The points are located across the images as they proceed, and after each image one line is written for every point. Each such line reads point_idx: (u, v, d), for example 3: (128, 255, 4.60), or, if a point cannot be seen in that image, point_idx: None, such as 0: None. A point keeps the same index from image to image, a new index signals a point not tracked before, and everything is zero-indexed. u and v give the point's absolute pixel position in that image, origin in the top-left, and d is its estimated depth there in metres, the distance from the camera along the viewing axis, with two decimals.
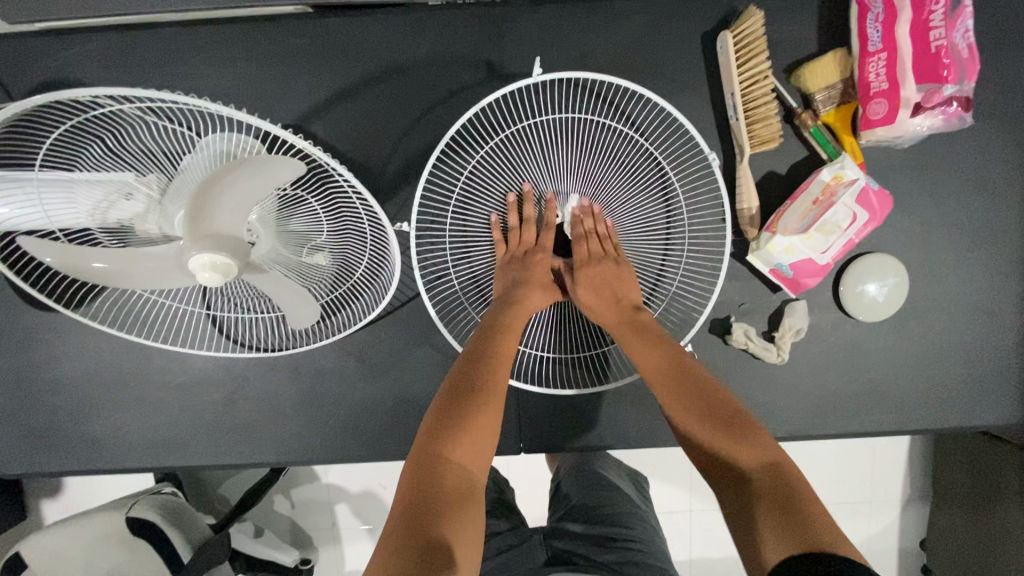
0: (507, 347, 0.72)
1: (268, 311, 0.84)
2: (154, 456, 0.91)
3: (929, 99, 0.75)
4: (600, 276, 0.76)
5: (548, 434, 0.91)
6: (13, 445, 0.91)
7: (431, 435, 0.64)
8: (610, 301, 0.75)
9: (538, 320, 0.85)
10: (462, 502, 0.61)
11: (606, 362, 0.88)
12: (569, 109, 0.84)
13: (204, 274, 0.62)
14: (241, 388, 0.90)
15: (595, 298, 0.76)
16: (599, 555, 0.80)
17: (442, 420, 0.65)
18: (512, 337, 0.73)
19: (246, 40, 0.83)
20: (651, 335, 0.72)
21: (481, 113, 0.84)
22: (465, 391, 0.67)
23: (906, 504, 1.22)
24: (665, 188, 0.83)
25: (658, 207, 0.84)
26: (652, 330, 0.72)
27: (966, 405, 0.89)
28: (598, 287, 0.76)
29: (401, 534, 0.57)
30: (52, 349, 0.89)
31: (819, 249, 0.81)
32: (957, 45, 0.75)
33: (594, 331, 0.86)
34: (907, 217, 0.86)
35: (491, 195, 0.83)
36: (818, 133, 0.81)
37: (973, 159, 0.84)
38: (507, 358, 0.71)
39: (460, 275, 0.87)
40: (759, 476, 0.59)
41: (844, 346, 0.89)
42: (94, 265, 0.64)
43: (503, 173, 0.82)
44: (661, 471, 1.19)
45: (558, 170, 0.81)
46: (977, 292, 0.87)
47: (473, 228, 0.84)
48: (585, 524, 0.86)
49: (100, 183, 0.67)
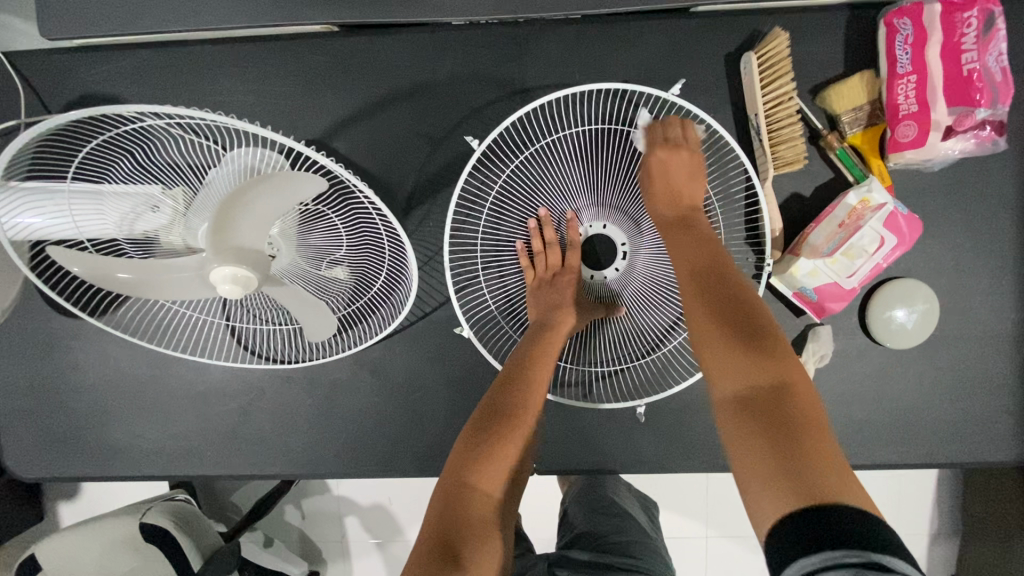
0: (542, 373, 0.71)
1: (285, 323, 0.85)
2: (169, 465, 0.92)
3: (961, 122, 0.73)
4: (674, 165, 0.71)
5: (564, 454, 0.89)
6: (32, 450, 0.92)
7: (460, 461, 0.64)
8: (671, 198, 0.71)
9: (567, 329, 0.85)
10: (485, 533, 0.60)
11: (619, 381, 0.87)
12: (611, 118, 0.84)
13: (225, 286, 0.65)
14: (256, 399, 0.90)
15: (661, 190, 0.72)
16: None
17: (472, 446, 0.64)
18: (547, 361, 0.73)
19: (275, 58, 0.85)
20: (694, 238, 0.67)
21: (522, 117, 0.84)
22: (499, 414, 0.67)
23: (933, 537, 1.18)
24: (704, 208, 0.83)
25: None
26: (699, 234, 0.67)
27: (1000, 439, 0.86)
28: (669, 172, 0.71)
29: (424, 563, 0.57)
30: (74, 355, 0.90)
31: (844, 272, 0.79)
32: (990, 68, 0.72)
33: (625, 346, 0.85)
34: (938, 241, 0.84)
35: (528, 201, 0.84)
36: (845, 154, 0.80)
37: (1010, 183, 0.82)
38: (541, 386, 0.71)
39: (490, 281, 0.87)
40: (764, 396, 0.54)
41: (870, 373, 0.86)
42: (118, 275, 0.66)
43: (538, 184, 0.83)
44: (676, 496, 1.16)
45: (597, 179, 0.81)
46: (1011, 321, 0.84)
47: (505, 230, 0.85)
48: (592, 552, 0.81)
49: (128, 196, 0.69)
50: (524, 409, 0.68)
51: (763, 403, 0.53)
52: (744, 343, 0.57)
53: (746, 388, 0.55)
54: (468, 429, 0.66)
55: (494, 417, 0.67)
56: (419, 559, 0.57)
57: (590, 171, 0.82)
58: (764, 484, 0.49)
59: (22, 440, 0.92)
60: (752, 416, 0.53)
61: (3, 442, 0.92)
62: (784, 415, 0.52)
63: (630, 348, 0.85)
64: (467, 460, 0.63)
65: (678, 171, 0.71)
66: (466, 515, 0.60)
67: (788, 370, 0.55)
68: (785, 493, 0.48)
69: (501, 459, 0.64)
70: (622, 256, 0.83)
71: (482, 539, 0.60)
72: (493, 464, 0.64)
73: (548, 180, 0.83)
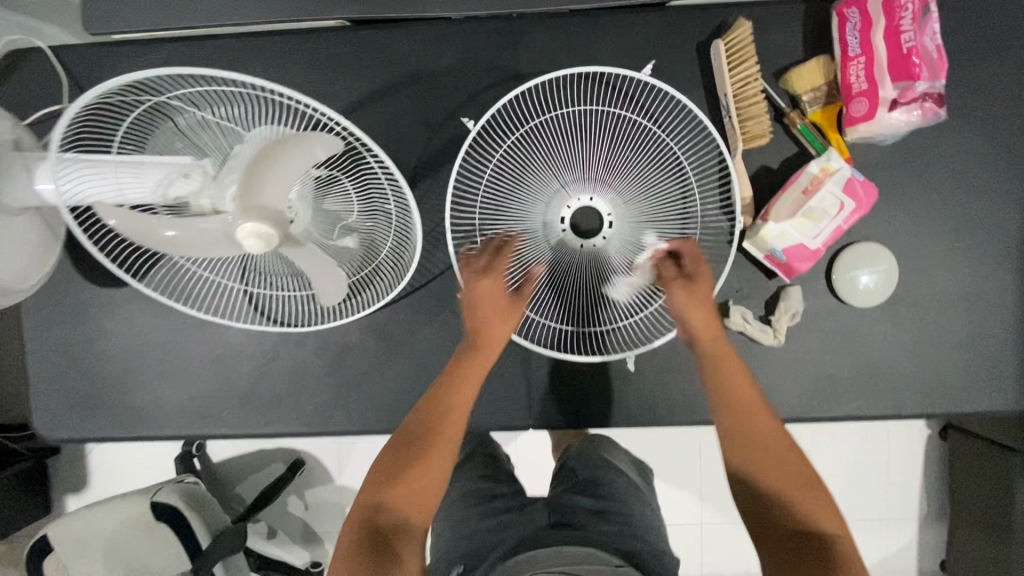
0: (465, 391, 0.81)
1: (299, 290, 0.92)
2: (188, 426, 0.98)
3: (904, 95, 0.82)
4: (702, 295, 0.83)
5: (558, 410, 0.95)
6: (58, 412, 0.98)
7: (382, 467, 0.77)
8: (705, 324, 0.83)
9: (558, 292, 0.91)
10: (403, 531, 0.72)
11: (610, 341, 0.94)
12: (594, 101, 0.94)
13: (249, 241, 0.72)
14: (271, 361, 0.97)
15: (695, 314, 0.82)
16: (603, 524, 0.79)
17: (397, 452, 0.78)
18: (473, 380, 0.82)
19: (293, 50, 0.94)
20: (735, 378, 0.81)
21: (512, 100, 0.94)
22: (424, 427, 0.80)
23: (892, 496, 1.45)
24: (682, 180, 0.91)
25: (674, 190, 0.90)
26: (736, 372, 0.82)
27: (955, 390, 0.95)
28: (700, 300, 0.83)
29: (354, 540, 0.70)
30: (102, 322, 0.97)
31: (810, 234, 0.87)
32: (926, 47, 0.81)
33: (615, 307, 0.92)
34: (895, 209, 0.92)
35: (521, 175, 0.90)
36: (806, 130, 0.89)
37: (957, 155, 0.91)
38: (464, 403, 0.81)
39: None
40: (813, 532, 0.70)
41: (837, 331, 0.94)
42: (164, 232, 0.75)
43: (530, 158, 0.90)
44: (669, 463, 1.27)
45: (583, 155, 0.89)
46: (962, 282, 0.93)
47: (501, 197, 0.90)
48: (592, 497, 0.86)
49: (165, 165, 0.77)
50: (443, 423, 0.79)
51: (812, 539, 0.70)
52: (794, 487, 0.74)
53: (802, 526, 0.71)
54: (395, 441, 0.79)
55: (419, 430, 0.80)
56: (354, 534, 0.72)
57: (577, 147, 0.89)
58: None
59: (50, 402, 0.98)
60: (804, 543, 0.70)
61: (32, 405, 0.99)
62: (828, 546, 0.69)
63: (619, 309, 0.92)
64: (388, 468, 0.77)
65: (705, 298, 0.83)
66: (384, 522, 0.72)
67: (829, 516, 0.72)
68: None
69: (423, 466, 0.77)
70: (608, 224, 0.88)
71: (400, 530, 0.72)
72: (413, 469, 0.76)
73: (538, 157, 0.90)
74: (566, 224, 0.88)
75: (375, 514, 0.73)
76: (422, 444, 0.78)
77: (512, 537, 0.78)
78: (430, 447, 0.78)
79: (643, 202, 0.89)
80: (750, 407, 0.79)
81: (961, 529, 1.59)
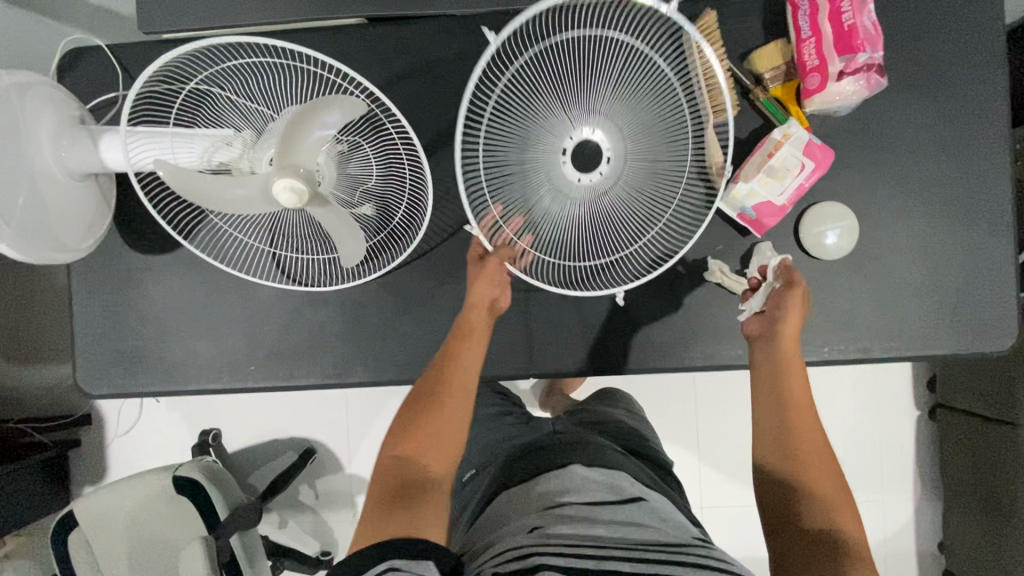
0: (466, 361, 0.93)
1: (324, 253, 1.03)
2: (220, 378, 1.08)
3: (849, 66, 0.94)
4: (794, 308, 0.91)
5: (557, 357, 1.07)
6: (102, 368, 1.08)
7: (397, 435, 0.86)
8: (792, 335, 0.91)
9: (555, 229, 0.97)
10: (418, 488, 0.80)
11: (598, 276, 1.03)
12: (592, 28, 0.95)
13: (285, 195, 0.83)
14: (296, 319, 1.07)
15: (787, 323, 0.91)
16: (597, 429, 1.06)
17: (408, 419, 0.87)
18: (468, 345, 0.94)
19: (319, 43, 1.07)
20: (801, 389, 0.89)
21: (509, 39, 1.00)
22: (429, 394, 0.90)
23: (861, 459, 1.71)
24: (681, 110, 0.93)
25: (675, 118, 0.93)
26: (801, 386, 0.89)
27: (916, 335, 1.04)
28: (791, 311, 0.91)
29: (380, 494, 0.79)
30: (144, 285, 1.08)
31: (776, 192, 0.98)
32: (865, 24, 0.94)
33: (607, 244, 0.99)
34: (853, 172, 1.04)
35: (521, 104, 0.94)
36: (768, 103, 1.01)
37: (905, 124, 1.03)
38: (466, 370, 0.92)
39: (489, 178, 0.94)
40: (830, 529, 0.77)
41: (807, 282, 1.05)
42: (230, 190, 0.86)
43: (530, 88, 0.94)
44: (671, 418, 1.58)
45: (588, 94, 0.93)
46: (918, 236, 1.04)
47: (503, 127, 0.93)
48: (592, 417, 1.11)
49: (211, 134, 0.90)
50: (443, 390, 0.90)
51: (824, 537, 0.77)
52: (824, 491, 0.80)
53: (819, 522, 0.78)
54: (404, 411, 0.89)
55: (423, 397, 0.90)
56: (378, 488, 0.80)
57: (581, 86, 0.93)
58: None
59: (95, 359, 1.08)
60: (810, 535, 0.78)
61: (79, 362, 1.08)
62: (834, 541, 0.76)
63: (611, 245, 0.99)
64: (401, 435, 0.86)
65: (797, 315, 0.91)
66: (407, 478, 0.81)
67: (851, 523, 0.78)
68: None
69: (430, 427, 0.86)
70: (607, 160, 0.93)
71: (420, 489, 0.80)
72: (423, 433, 0.86)
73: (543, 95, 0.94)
74: (567, 156, 0.93)
75: (399, 470, 0.82)
76: (426, 408, 0.88)
77: (525, 436, 1.03)
78: (438, 408, 0.88)
79: (643, 140, 0.93)
80: (787, 411, 0.87)
81: (957, 509, 1.61)
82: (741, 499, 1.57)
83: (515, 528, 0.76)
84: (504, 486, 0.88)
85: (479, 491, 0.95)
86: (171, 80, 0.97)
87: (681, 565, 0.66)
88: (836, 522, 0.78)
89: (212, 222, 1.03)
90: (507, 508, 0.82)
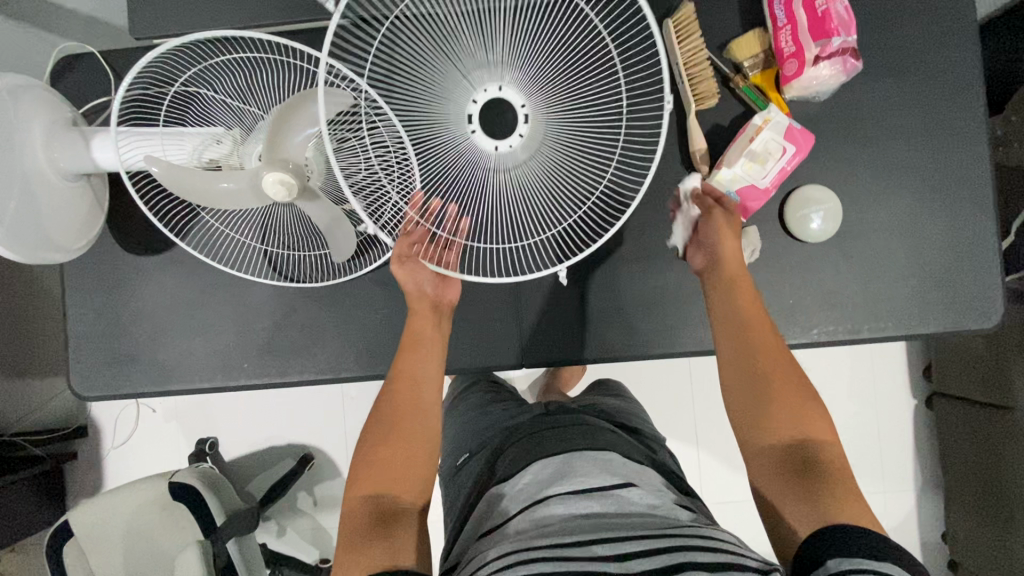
0: (424, 371, 0.94)
1: (316, 249, 1.04)
2: (214, 377, 1.08)
3: (824, 51, 0.96)
4: (727, 228, 0.95)
5: (549, 346, 1.08)
6: (96, 370, 1.09)
7: (364, 462, 0.86)
8: (731, 248, 0.94)
9: (474, 206, 0.94)
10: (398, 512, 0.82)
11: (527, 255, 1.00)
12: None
13: (274, 188, 0.84)
14: (288, 315, 1.08)
15: (724, 240, 0.94)
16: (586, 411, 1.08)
17: (373, 443, 0.87)
18: (423, 355, 0.95)
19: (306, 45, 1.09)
20: (748, 302, 0.91)
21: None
22: (389, 413, 0.89)
23: (860, 448, 1.71)
24: (600, 73, 0.91)
25: (587, 81, 0.91)
26: (748, 300, 0.91)
27: (904, 314, 1.05)
28: (723, 231, 0.94)
29: (364, 524, 0.80)
30: (138, 286, 1.09)
31: (759, 175, 1.00)
32: (838, 10, 0.96)
33: (539, 223, 0.96)
34: (834, 155, 1.05)
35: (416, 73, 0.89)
36: (749, 90, 1.04)
37: (883, 107, 1.05)
38: (425, 380, 0.94)
39: (379, 158, 0.93)
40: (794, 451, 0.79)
41: (794, 264, 1.06)
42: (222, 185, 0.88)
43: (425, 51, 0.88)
44: (669, 410, 1.58)
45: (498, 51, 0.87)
46: (901, 217, 1.05)
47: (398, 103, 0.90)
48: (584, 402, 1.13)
49: (201, 132, 0.91)
50: (403, 406, 0.90)
51: (793, 461, 0.79)
52: (786, 413, 0.82)
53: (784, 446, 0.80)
54: (365, 437, 0.88)
55: (384, 419, 0.89)
56: (359, 520, 0.80)
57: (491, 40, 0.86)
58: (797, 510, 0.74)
59: (89, 362, 1.09)
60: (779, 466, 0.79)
61: (72, 365, 1.09)
62: (802, 463, 0.78)
63: (547, 222, 0.95)
64: (370, 461, 0.86)
65: (728, 231, 0.95)
66: (388, 503, 0.83)
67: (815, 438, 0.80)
68: (807, 517, 0.73)
69: (397, 447, 0.87)
70: (523, 122, 0.89)
71: (400, 511, 0.82)
72: (391, 454, 0.86)
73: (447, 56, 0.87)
74: (474, 126, 0.89)
75: (378, 498, 0.83)
76: (390, 429, 0.88)
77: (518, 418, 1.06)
78: (401, 427, 0.88)
79: (553, 104, 0.89)
80: (740, 330, 0.89)
81: (956, 497, 1.60)
82: (740, 492, 1.57)
83: (510, 523, 0.77)
84: (497, 479, 0.89)
85: (476, 473, 0.98)
86: (161, 82, 0.99)
87: (695, 549, 0.65)
88: (804, 431, 0.80)
89: (204, 221, 1.04)
90: (501, 500, 0.83)
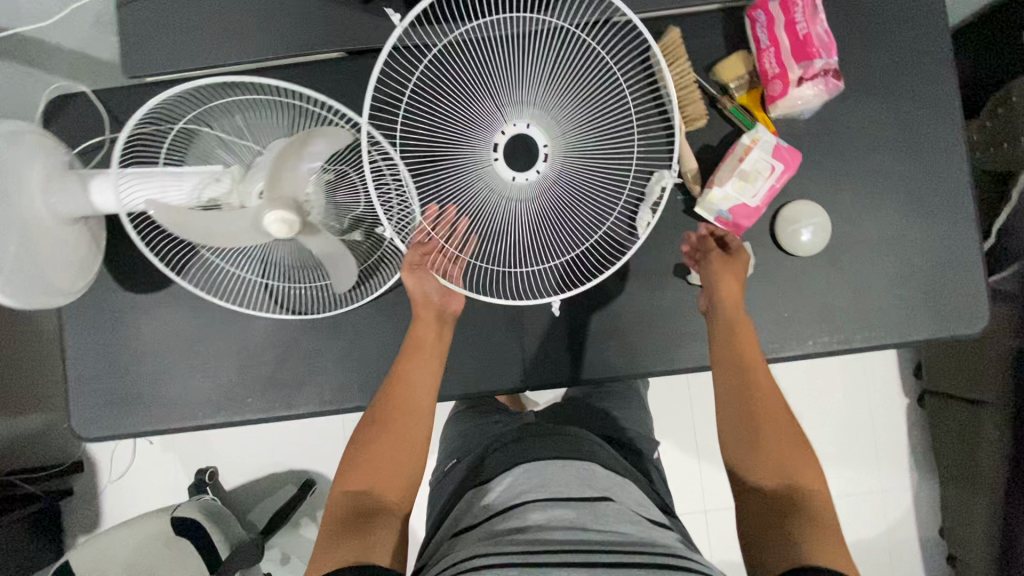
0: (421, 376, 0.94)
1: (317, 282, 1.04)
2: (217, 413, 1.08)
3: (807, 72, 0.99)
4: (733, 269, 0.98)
5: (551, 366, 1.09)
6: (97, 411, 1.08)
7: (354, 455, 0.90)
8: (735, 286, 0.97)
9: (490, 230, 0.98)
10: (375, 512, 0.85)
11: (530, 281, 1.03)
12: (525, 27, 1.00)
13: (276, 226, 0.86)
14: (291, 347, 1.08)
15: (727, 279, 0.97)
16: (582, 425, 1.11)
17: (365, 438, 0.91)
18: (421, 359, 0.96)
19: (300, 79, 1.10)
20: (749, 343, 0.95)
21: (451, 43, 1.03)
22: (385, 413, 0.92)
23: (855, 447, 1.75)
24: (620, 106, 0.99)
25: (611, 110, 0.98)
26: (749, 340, 0.95)
27: (894, 320, 1.08)
28: (729, 269, 0.98)
29: (343, 517, 0.84)
30: (138, 324, 1.08)
31: (750, 194, 1.03)
32: (820, 32, 0.99)
33: (547, 248, 1.00)
34: (821, 170, 1.09)
35: (452, 105, 0.99)
36: (736, 111, 1.06)
37: (865, 122, 1.08)
38: (421, 385, 0.94)
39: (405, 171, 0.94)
40: (779, 491, 0.84)
41: (786, 277, 1.08)
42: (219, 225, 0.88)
43: (461, 92, 0.99)
44: (668, 418, 1.60)
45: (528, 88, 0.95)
46: (886, 227, 1.09)
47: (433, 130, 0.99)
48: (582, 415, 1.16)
49: (200, 172, 0.92)
50: (396, 409, 0.92)
51: (778, 499, 0.84)
52: (775, 454, 0.87)
53: (771, 485, 0.85)
54: (360, 430, 0.92)
55: (379, 416, 0.92)
56: (337, 510, 0.86)
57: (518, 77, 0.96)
58: (777, 548, 0.78)
59: (89, 403, 1.08)
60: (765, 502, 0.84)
61: (72, 406, 1.08)
62: (788, 503, 0.83)
63: (557, 248, 1.00)
64: (358, 455, 0.90)
65: (734, 269, 0.98)
66: (367, 499, 0.87)
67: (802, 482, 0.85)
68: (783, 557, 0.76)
69: (386, 447, 0.89)
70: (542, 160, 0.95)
71: (377, 511, 0.85)
72: (377, 452, 0.89)
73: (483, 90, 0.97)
74: (499, 155, 0.95)
75: (360, 496, 0.87)
76: (382, 428, 0.91)
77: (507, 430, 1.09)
78: (393, 428, 0.91)
79: (576, 133, 0.95)
80: (742, 369, 0.93)
81: (949, 493, 1.64)
82: None
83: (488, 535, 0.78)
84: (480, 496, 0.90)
85: (457, 482, 1.00)
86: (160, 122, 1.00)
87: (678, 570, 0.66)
88: (790, 474, 0.85)
89: (203, 257, 1.03)
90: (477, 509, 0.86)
